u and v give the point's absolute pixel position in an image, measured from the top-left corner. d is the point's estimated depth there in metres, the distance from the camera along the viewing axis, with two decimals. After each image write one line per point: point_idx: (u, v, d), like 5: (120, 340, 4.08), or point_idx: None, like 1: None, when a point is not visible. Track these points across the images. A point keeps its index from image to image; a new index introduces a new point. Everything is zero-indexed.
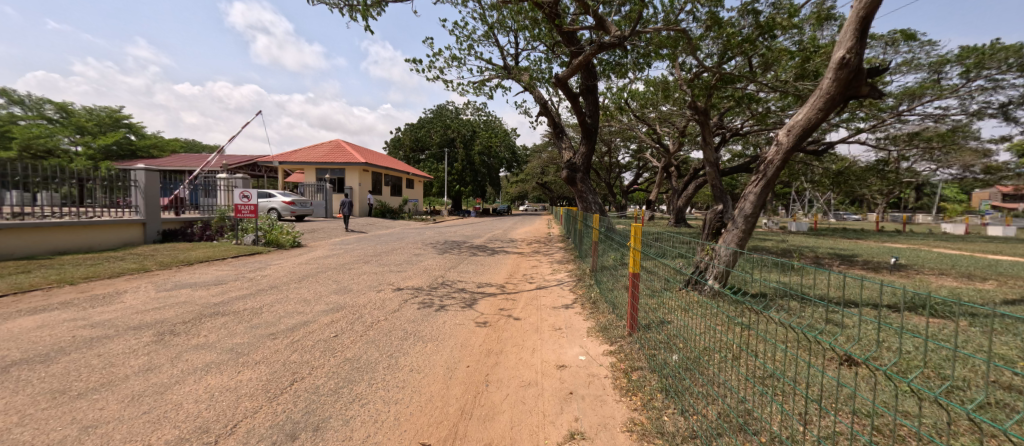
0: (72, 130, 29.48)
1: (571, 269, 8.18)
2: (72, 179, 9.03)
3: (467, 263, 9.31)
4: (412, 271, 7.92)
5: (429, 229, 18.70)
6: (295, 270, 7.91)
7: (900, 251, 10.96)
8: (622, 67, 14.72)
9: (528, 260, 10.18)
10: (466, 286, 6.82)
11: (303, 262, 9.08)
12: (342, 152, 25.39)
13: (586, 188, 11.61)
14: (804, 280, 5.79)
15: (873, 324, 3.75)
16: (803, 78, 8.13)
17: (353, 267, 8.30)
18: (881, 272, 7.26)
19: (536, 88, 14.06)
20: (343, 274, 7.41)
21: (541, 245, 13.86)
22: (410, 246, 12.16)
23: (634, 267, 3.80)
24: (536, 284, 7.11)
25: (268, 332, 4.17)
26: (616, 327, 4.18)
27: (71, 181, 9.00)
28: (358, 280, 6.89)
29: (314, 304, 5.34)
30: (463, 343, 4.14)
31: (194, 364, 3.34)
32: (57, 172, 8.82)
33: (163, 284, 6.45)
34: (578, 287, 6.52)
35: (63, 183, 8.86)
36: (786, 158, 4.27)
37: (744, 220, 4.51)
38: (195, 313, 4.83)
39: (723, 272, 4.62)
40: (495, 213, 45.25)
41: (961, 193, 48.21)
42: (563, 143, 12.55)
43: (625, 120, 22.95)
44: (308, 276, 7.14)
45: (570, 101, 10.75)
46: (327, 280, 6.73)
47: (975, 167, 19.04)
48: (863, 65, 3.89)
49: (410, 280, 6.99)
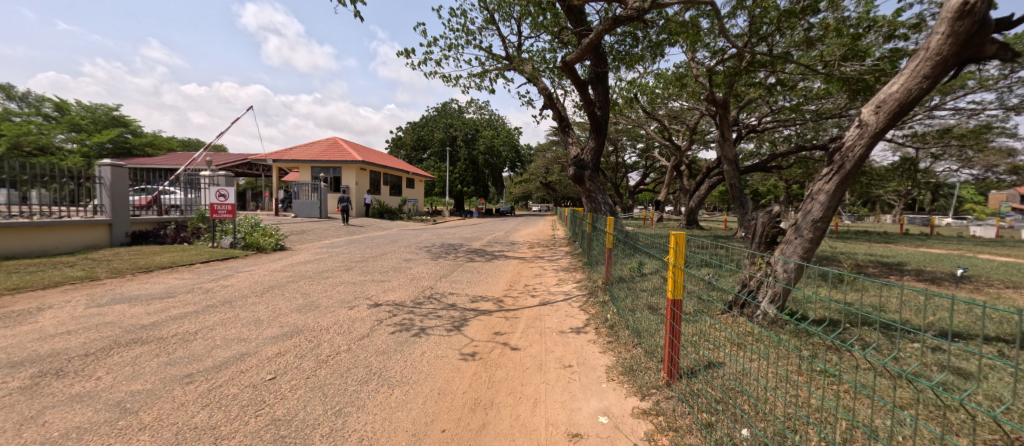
0: (67, 128, 28.72)
1: (581, 279, 7.11)
2: (71, 178, 8.73)
3: (462, 270, 8.27)
4: (398, 281, 6.89)
5: (427, 231, 17.72)
6: (264, 279, 6.91)
7: (948, 257, 9.80)
8: (634, 57, 13.65)
9: (530, 267, 9.12)
10: (457, 301, 5.79)
11: (279, 268, 8.08)
12: (339, 150, 24.48)
13: (595, 186, 10.58)
14: (861, 300, 4.85)
15: (1006, 376, 2.77)
16: (852, 57, 6.99)
17: (332, 275, 7.30)
18: (945, 286, 6.16)
19: (541, 80, 13.00)
20: (317, 284, 6.41)
21: (545, 248, 12.81)
22: (403, 250, 11.16)
23: (676, 293, 2.76)
24: (539, 298, 6.05)
25: (185, 372, 3.17)
26: (645, 368, 3.13)
27: (71, 180, 8.70)
28: (331, 293, 5.87)
29: (266, 327, 4.34)
30: (443, 389, 3.10)
31: (47, 433, 2.33)
32: (55, 171, 8.47)
33: (101, 297, 5.48)
34: (589, 303, 5.46)
35: (62, 181, 8.52)
36: (874, 143, 3.23)
37: (811, 227, 3.46)
38: (110, 340, 3.83)
39: (787, 290, 3.58)
40: (499, 213, 44.21)
41: (980, 195, 46.40)
42: (569, 138, 11.49)
43: (634, 115, 21.82)
44: (276, 288, 6.14)
45: (578, 90, 9.69)
46: (294, 294, 5.73)
47: (999, 167, 17.76)
48: (990, 14, 2.88)
49: (393, 293, 5.96)
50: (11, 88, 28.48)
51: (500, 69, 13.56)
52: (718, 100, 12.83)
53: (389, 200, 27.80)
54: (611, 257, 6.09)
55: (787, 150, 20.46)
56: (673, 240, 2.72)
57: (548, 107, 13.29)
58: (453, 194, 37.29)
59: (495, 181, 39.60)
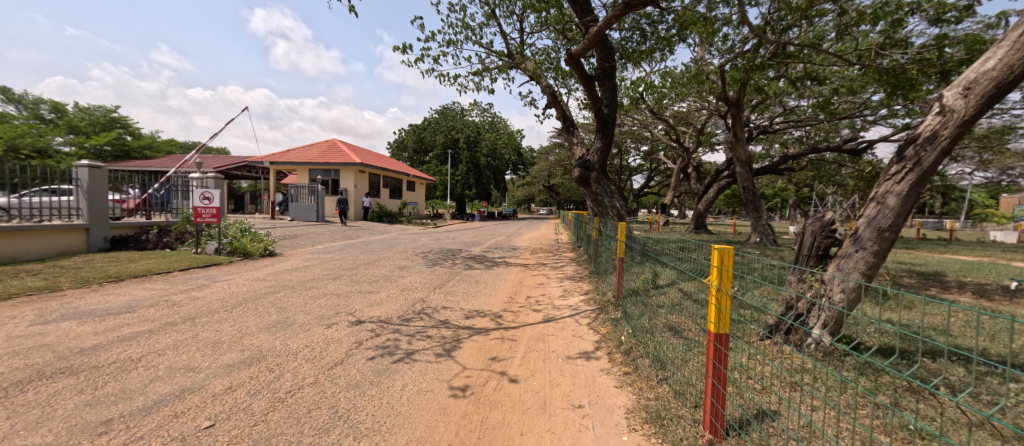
0: (65, 130, 28.42)
1: (589, 291, 6.46)
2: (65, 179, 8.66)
3: (459, 280, 7.64)
4: (387, 293, 6.26)
5: (425, 235, 17.10)
6: (240, 290, 6.29)
7: (983, 265, 9.08)
8: (641, 54, 13.05)
9: (533, 275, 8.46)
10: (450, 317, 5.15)
11: (261, 277, 7.47)
12: (338, 153, 23.99)
13: (601, 189, 9.95)
14: (907, 319, 4.26)
15: None
16: (889, 45, 6.53)
17: (316, 285, 6.67)
18: (1001, 301, 5.45)
19: (544, 78, 12.42)
20: (297, 297, 5.79)
21: (548, 254, 12.18)
22: (398, 256, 10.55)
23: (721, 325, 2.13)
24: (542, 314, 5.39)
25: (104, 418, 2.56)
26: (676, 416, 2.49)
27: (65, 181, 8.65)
28: (310, 308, 5.25)
29: (225, 350, 3.73)
30: (422, 440, 2.48)
31: None
32: (50, 173, 8.34)
33: (52, 312, 4.88)
34: (599, 322, 4.80)
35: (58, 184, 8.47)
36: (958, 135, 2.79)
37: (876, 234, 2.94)
38: (32, 369, 3.22)
39: (846, 314, 2.98)
40: (501, 216, 43.62)
41: (991, 199, 45.33)
42: (574, 139, 10.91)
43: (639, 115, 21.20)
44: (250, 301, 5.52)
45: (584, 85, 9.08)
46: (268, 310, 5.10)
47: (1016, 170, 16.54)
48: None
49: (379, 308, 5.33)
50: (9, 91, 28.20)
51: (501, 67, 13.02)
52: (731, 99, 12.31)
53: (388, 203, 27.21)
54: (622, 267, 5.44)
55: (798, 152, 19.82)
56: (714, 256, 2.15)
57: (551, 107, 12.69)
58: (454, 196, 36.74)
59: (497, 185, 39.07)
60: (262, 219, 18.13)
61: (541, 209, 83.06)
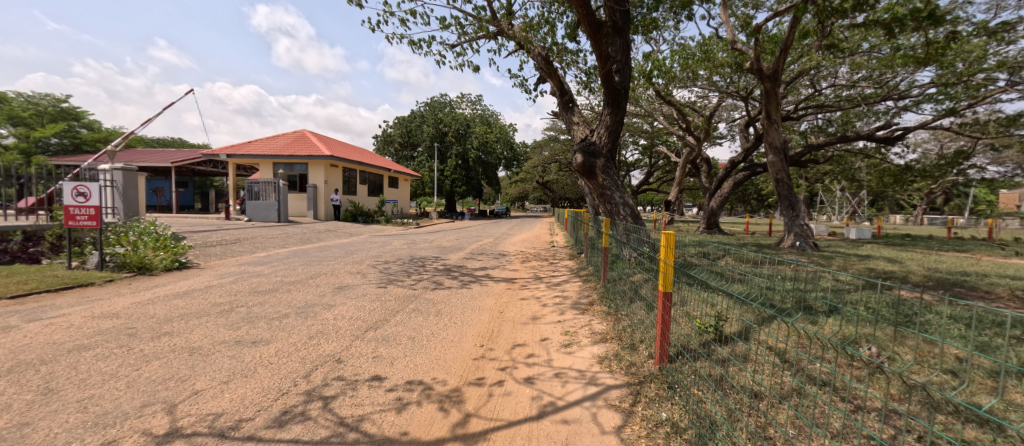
0: (5, 121, 25.52)
1: (607, 338, 4.10)
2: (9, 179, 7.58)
3: (413, 311, 5.24)
4: (280, 345, 3.85)
5: (398, 238, 14.78)
6: (42, 340, 3.89)
7: None
8: (653, 21, 10.81)
9: (522, 299, 6.12)
10: (365, 408, 2.81)
11: (117, 309, 5.05)
12: (307, 144, 21.51)
13: (610, 180, 7.69)
14: None
15: None
16: None
17: (179, 327, 4.29)
18: None
19: (536, 46, 10.01)
20: (112, 362, 3.38)
21: (542, 262, 9.90)
22: (348, 269, 8.15)
23: None
24: (533, 394, 3.06)
25: None
26: None
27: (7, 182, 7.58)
28: (104, 393, 2.87)
29: None
30: None
31: None
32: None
33: None
34: (641, 429, 2.47)
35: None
36: None
37: None
38: None
39: None
40: (492, 214, 41.12)
41: (998, 195, 43.65)
42: (574, 118, 8.61)
43: (644, 99, 18.90)
44: (13, 374, 3.11)
45: (590, 35, 6.70)
46: (8, 402, 2.70)
47: None
48: None
49: (238, 388, 2.96)
50: None
51: (484, 35, 10.64)
52: (766, 70, 9.79)
53: (365, 200, 24.72)
54: (667, 319, 3.08)
55: (825, 140, 17.71)
56: None
57: (544, 83, 10.45)
58: (442, 193, 34.27)
59: (487, 181, 36.85)
60: (212, 220, 15.63)
61: (537, 207, 80.81)
